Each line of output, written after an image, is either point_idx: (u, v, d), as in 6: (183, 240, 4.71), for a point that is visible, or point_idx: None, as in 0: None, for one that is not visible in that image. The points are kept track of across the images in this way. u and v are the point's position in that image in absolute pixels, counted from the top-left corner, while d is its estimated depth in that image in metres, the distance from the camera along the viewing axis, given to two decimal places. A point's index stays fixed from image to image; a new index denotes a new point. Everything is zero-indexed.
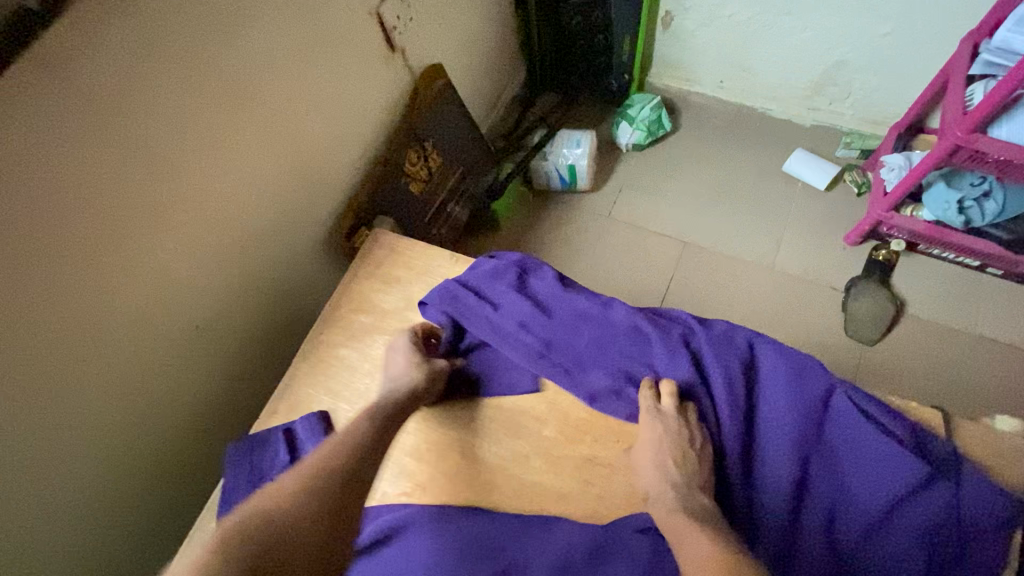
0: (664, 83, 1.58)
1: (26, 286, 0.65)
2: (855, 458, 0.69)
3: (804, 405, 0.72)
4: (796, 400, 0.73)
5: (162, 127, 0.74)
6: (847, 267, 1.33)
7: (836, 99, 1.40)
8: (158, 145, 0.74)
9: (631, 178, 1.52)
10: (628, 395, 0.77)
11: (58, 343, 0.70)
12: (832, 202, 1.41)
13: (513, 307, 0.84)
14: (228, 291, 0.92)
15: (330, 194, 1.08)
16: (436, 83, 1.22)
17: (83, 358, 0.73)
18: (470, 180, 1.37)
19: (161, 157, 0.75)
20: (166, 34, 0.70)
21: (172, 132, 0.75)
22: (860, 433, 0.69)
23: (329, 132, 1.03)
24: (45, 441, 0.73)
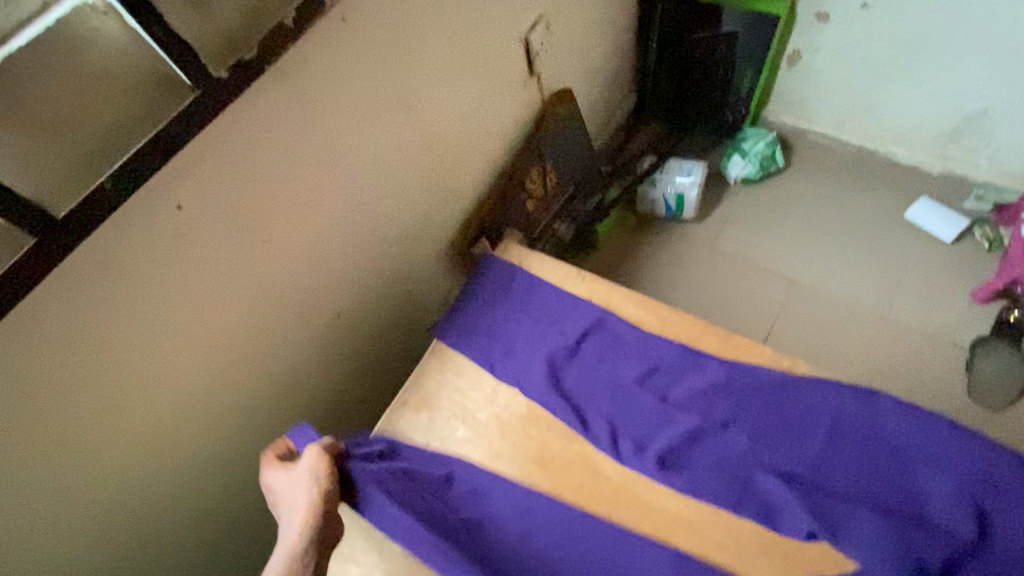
0: (779, 119, 1.57)
1: (230, 257, 0.74)
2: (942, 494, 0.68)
3: (871, 439, 0.73)
4: (853, 424, 0.74)
5: (340, 130, 0.81)
6: (973, 324, 1.26)
7: (971, 149, 1.34)
8: (335, 145, 0.81)
9: (738, 213, 1.51)
10: (688, 415, 0.79)
11: (244, 311, 0.79)
12: (956, 254, 1.34)
13: (582, 319, 0.90)
14: (371, 284, 0.99)
15: (462, 202, 1.15)
16: (563, 105, 1.27)
17: (260, 326, 0.83)
18: (577, 201, 1.42)
19: (336, 155, 0.82)
20: (363, 50, 0.79)
21: (347, 136, 0.83)
22: (921, 458, 0.71)
23: (468, 145, 1.09)
24: (215, 399, 0.81)
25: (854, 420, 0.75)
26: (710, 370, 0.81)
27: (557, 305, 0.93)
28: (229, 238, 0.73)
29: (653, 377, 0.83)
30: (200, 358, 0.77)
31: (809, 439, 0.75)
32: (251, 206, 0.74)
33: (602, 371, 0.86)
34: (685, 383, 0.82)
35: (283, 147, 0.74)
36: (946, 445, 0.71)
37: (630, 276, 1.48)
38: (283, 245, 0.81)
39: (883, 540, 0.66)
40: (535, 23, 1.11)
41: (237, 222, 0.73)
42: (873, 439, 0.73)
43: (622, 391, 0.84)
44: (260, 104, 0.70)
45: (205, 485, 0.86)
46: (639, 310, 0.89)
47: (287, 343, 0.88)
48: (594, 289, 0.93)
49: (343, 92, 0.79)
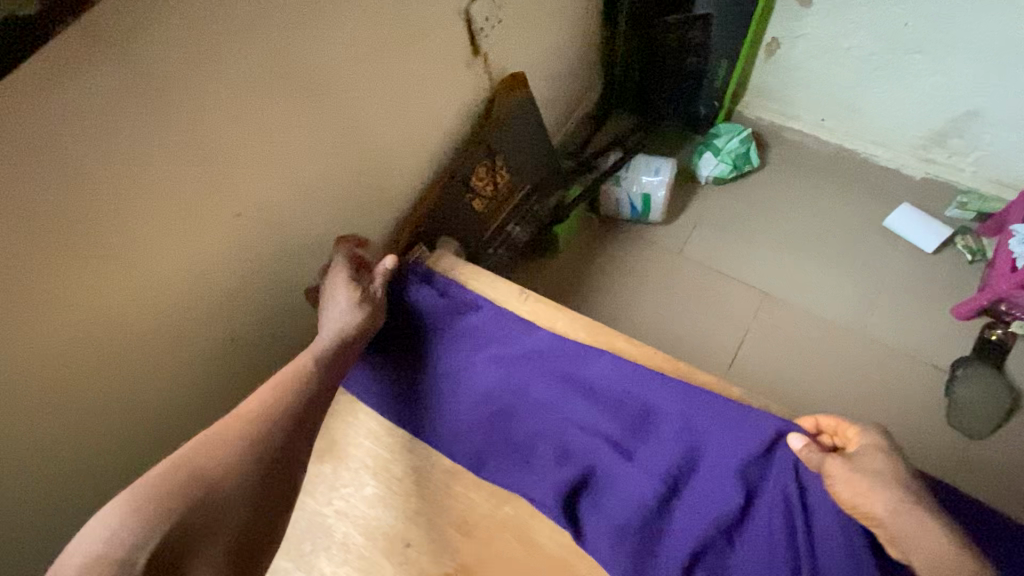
0: (755, 114, 1.44)
1: (56, 277, 0.59)
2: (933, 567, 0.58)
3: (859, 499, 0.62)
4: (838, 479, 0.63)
5: (210, 117, 0.65)
6: (951, 344, 1.17)
7: (956, 153, 1.24)
8: (204, 135, 0.66)
9: (708, 216, 1.39)
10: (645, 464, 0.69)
11: (86, 341, 0.65)
12: (937, 266, 1.25)
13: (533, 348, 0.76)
14: (268, 296, 0.85)
15: (391, 203, 1.00)
16: (515, 92, 1.12)
17: (114, 355, 0.68)
18: (535, 201, 1.27)
19: (208, 148, 0.67)
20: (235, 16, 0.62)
21: (222, 125, 0.67)
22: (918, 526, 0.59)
23: (396, 137, 0.94)
24: (56, 441, 0.68)
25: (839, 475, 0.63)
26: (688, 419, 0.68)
27: (497, 333, 0.79)
28: (49, 253, 0.58)
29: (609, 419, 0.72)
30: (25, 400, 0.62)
31: (797, 511, 0.63)
32: (79, 214, 0.58)
33: (551, 408, 0.74)
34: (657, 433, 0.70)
35: (121, 139, 0.58)
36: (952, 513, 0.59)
37: (588, 282, 1.35)
38: (137, 260, 0.66)
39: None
40: None
41: (60, 234, 0.58)
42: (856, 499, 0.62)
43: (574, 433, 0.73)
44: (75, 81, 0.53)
45: (53, 532, 0.73)
46: (593, 342, 0.77)
47: (156, 371, 0.74)
48: (539, 314, 0.81)
49: (213, 70, 0.63)
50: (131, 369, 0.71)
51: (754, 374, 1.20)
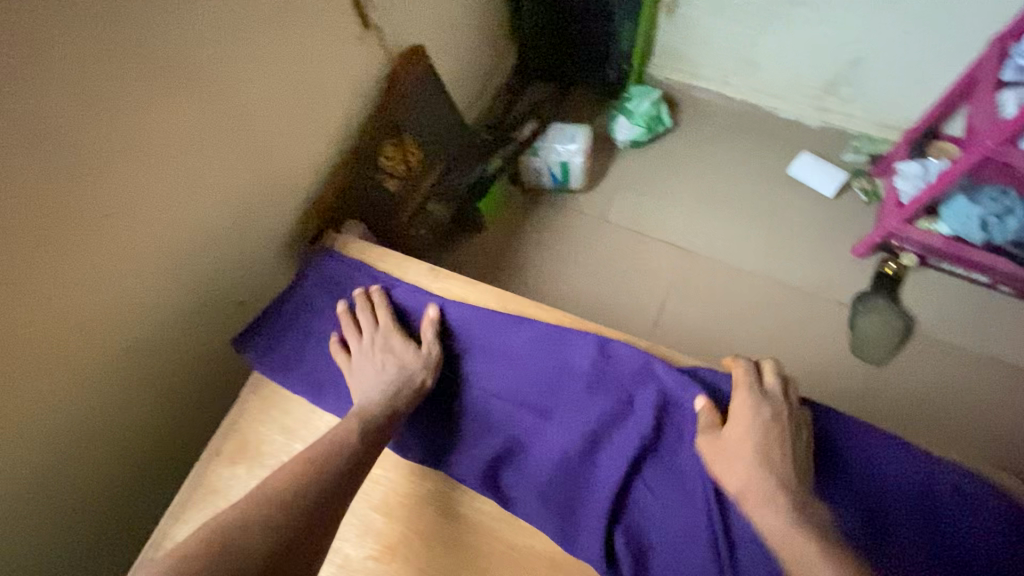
0: (663, 75, 1.47)
1: None
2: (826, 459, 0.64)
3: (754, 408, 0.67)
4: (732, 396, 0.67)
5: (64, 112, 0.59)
6: (853, 280, 1.26)
7: (847, 100, 1.31)
8: (58, 132, 0.59)
9: (627, 179, 1.42)
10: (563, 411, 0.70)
11: None
12: (838, 209, 1.33)
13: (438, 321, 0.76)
14: (166, 303, 0.79)
15: (294, 190, 0.95)
16: (416, 65, 1.08)
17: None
18: (452, 177, 1.25)
19: (64, 147, 0.60)
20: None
21: (78, 120, 0.61)
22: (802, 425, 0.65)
23: (289, 121, 0.89)
24: None
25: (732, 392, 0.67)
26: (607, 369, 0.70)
27: (410, 315, 0.78)
28: None
29: (524, 373, 0.73)
30: None
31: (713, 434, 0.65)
32: None
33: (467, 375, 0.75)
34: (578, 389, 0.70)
35: None
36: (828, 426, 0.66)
37: (515, 254, 1.36)
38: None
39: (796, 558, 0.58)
40: None
41: None
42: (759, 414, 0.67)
43: (491, 395, 0.73)
44: None
45: None
46: (504, 308, 0.78)
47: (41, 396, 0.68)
48: (452, 290, 0.81)
49: (53, 58, 0.56)
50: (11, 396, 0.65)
51: (681, 328, 1.25)
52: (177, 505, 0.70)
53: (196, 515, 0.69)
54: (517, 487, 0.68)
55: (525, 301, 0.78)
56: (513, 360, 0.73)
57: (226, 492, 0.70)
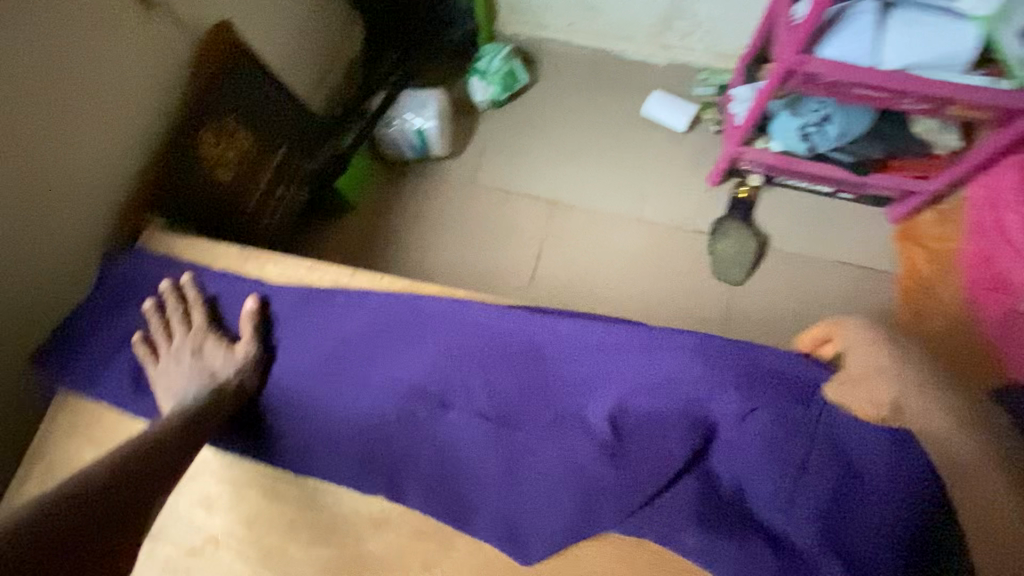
0: (514, 30, 1.45)
1: None
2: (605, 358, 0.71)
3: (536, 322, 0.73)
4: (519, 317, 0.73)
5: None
6: (710, 208, 1.31)
7: (686, 34, 1.34)
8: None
9: (491, 140, 1.41)
10: (376, 360, 0.73)
11: None
12: (692, 143, 1.37)
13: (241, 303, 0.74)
14: None
15: (100, 192, 0.88)
16: (229, 43, 1.02)
17: None
18: (300, 158, 1.19)
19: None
20: None
21: None
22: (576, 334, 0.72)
23: (71, 115, 0.81)
24: None
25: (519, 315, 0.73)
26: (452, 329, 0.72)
27: (225, 302, 0.75)
28: None
29: (331, 331, 0.74)
30: None
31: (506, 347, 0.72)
32: None
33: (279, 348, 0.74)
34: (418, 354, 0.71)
35: None
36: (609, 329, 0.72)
37: (387, 231, 1.33)
38: None
39: (603, 478, 0.67)
40: None
41: None
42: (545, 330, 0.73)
43: (306, 359, 0.73)
44: None
45: None
46: (321, 280, 0.76)
47: None
48: (270, 272, 0.77)
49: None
50: None
51: (556, 278, 1.27)
52: None
53: None
54: (338, 434, 0.70)
55: (342, 270, 0.77)
56: (321, 322, 0.74)
57: None
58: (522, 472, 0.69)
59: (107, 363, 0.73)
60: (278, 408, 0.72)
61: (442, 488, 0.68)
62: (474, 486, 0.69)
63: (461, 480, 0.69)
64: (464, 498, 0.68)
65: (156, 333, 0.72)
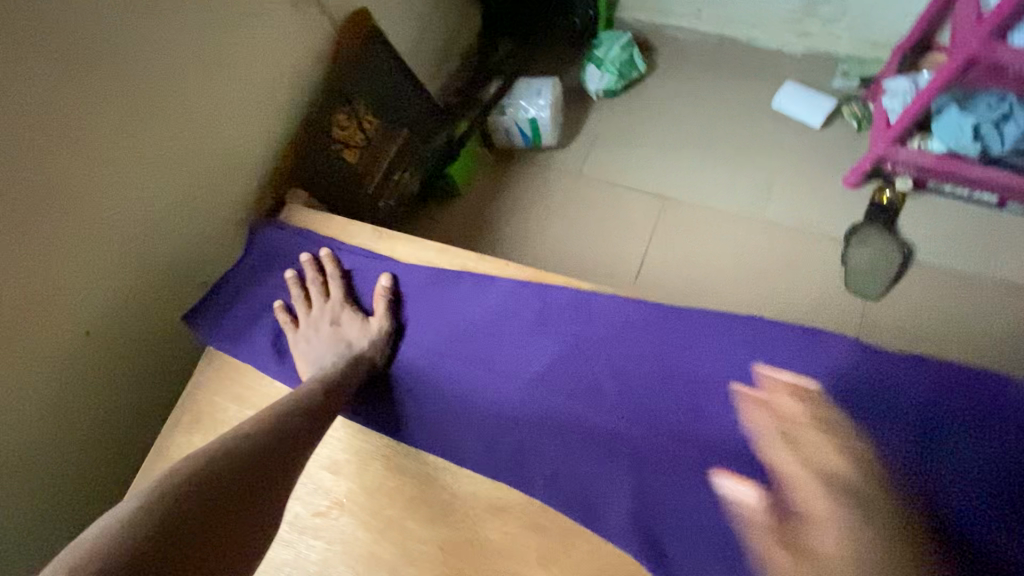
0: (634, 17, 1.40)
1: None
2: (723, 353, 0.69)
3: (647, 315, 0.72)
4: (627, 311, 0.72)
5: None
6: (845, 212, 1.19)
7: (831, 19, 1.22)
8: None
9: (603, 131, 1.37)
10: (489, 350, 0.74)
11: None
12: (828, 141, 1.25)
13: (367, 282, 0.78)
14: (127, 284, 0.81)
15: (246, 167, 0.95)
16: (365, 29, 1.06)
17: None
18: (418, 143, 1.23)
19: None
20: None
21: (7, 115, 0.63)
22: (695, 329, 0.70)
23: (230, 95, 0.88)
24: None
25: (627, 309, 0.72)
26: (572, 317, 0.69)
27: (358, 278, 0.79)
28: None
29: (449, 315, 0.75)
30: None
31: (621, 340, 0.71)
32: None
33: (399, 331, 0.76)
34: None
35: None
36: (726, 326, 0.70)
37: (493, 218, 1.33)
38: None
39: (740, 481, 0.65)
40: None
41: None
42: (663, 323, 0.71)
43: (421, 343, 0.75)
44: None
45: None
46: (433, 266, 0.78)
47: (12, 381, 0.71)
48: (398, 250, 0.80)
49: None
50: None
51: (666, 277, 1.20)
52: (141, 475, 0.72)
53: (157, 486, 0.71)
54: (459, 419, 0.72)
55: (465, 256, 0.78)
56: (437, 309, 0.76)
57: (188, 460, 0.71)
58: (655, 471, 0.67)
59: (251, 326, 0.78)
60: (413, 387, 0.74)
61: (567, 482, 0.67)
62: (604, 484, 0.67)
63: (588, 476, 0.67)
64: (596, 495, 0.66)
65: (298, 300, 0.77)
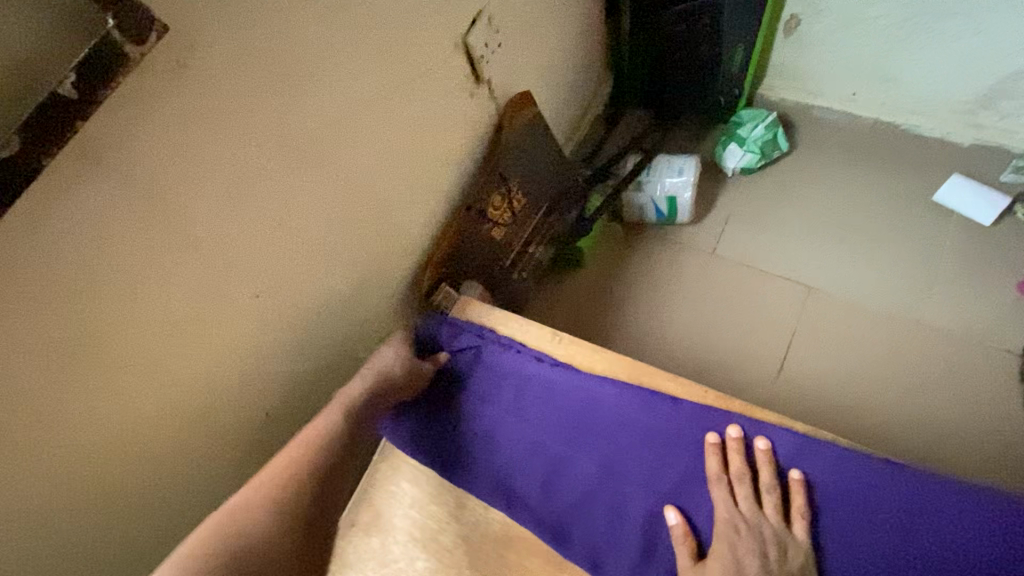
0: (777, 95, 1.36)
1: (95, 394, 0.59)
2: (976, 535, 0.60)
3: (878, 480, 0.64)
4: (852, 471, 0.65)
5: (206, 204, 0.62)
6: (1019, 325, 1.09)
7: (1010, 114, 1.14)
8: (200, 222, 0.62)
9: (739, 211, 1.31)
10: (687, 490, 0.68)
11: (136, 445, 0.65)
12: (998, 242, 1.15)
13: (544, 396, 0.76)
14: (304, 364, 0.83)
15: (411, 246, 0.96)
16: (525, 112, 1.07)
17: (164, 452, 0.68)
18: (556, 219, 1.22)
19: (209, 237, 0.63)
20: (236, 103, 0.61)
21: (239, 216, 0.66)
22: (940, 503, 0.62)
23: (406, 181, 0.90)
24: (120, 544, 0.67)
25: (849, 468, 0.65)
26: (791, 468, 0.66)
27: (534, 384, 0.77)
28: (92, 369, 0.57)
29: (634, 446, 0.71)
30: (87, 512, 0.62)
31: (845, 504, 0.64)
32: (114, 330, 0.58)
33: (580, 454, 0.74)
34: (764, 504, 0.65)
35: (142, 239, 0.57)
36: (974, 502, 0.61)
37: (620, 293, 1.29)
38: (175, 354, 0.65)
39: None
40: (474, 21, 0.90)
41: (95, 354, 0.57)
42: (897, 491, 0.63)
43: (605, 472, 0.72)
44: (95, 199, 0.52)
45: None
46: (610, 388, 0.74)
47: (205, 459, 0.73)
48: (576, 357, 0.80)
49: (191, 154, 0.59)
50: (186, 460, 0.71)
51: (812, 374, 1.13)
52: None
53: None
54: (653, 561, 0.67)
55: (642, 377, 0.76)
56: (622, 435, 0.72)
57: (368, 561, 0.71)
58: None
59: (427, 422, 0.79)
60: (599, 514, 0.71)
61: None
62: None
63: None
64: None
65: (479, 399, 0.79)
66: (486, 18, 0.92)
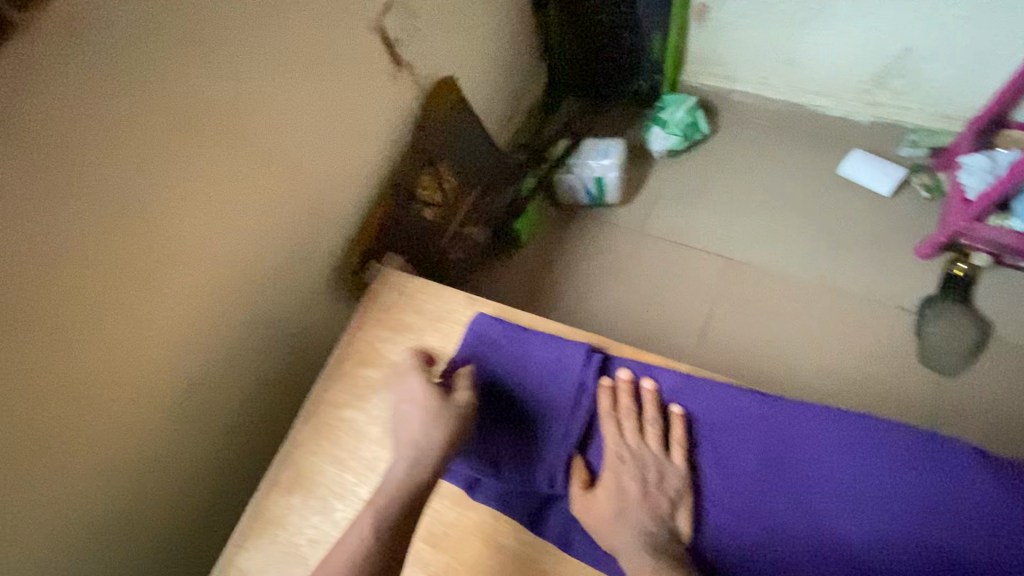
0: (697, 81, 1.44)
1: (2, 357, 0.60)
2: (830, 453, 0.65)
3: (747, 408, 0.68)
4: (728, 400, 0.69)
5: (119, 177, 0.64)
6: (918, 284, 1.17)
7: (900, 92, 1.24)
8: (112, 191, 0.65)
9: (666, 190, 1.38)
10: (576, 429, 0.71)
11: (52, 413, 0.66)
12: (898, 209, 1.24)
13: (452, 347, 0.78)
14: (230, 338, 0.85)
15: (339, 225, 0.99)
16: (449, 96, 1.11)
17: (82, 421, 0.69)
18: (490, 201, 1.26)
19: (118, 204, 0.66)
20: (139, 74, 0.64)
21: (149, 186, 0.68)
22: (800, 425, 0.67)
23: (331, 159, 0.94)
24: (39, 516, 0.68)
25: (725, 399, 0.69)
26: (672, 403, 0.71)
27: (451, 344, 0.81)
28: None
29: (528, 389, 0.74)
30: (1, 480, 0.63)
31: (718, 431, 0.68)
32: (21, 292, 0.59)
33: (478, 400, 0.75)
34: (647, 436, 0.69)
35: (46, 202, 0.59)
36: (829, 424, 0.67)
37: (557, 271, 1.34)
38: (88, 321, 0.66)
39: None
40: (389, 5, 0.94)
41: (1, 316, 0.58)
42: (765, 418, 0.67)
43: (502, 415, 0.74)
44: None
45: None
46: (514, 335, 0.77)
47: (127, 430, 0.75)
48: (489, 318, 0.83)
49: (95, 121, 0.61)
50: (106, 430, 0.72)
51: (735, 339, 1.19)
52: (241, 531, 0.74)
53: (257, 541, 0.73)
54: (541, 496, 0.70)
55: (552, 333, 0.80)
56: (519, 379, 0.74)
57: (292, 521, 0.74)
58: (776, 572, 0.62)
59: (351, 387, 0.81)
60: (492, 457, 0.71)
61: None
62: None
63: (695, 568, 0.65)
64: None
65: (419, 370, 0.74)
66: (402, 3, 0.97)
